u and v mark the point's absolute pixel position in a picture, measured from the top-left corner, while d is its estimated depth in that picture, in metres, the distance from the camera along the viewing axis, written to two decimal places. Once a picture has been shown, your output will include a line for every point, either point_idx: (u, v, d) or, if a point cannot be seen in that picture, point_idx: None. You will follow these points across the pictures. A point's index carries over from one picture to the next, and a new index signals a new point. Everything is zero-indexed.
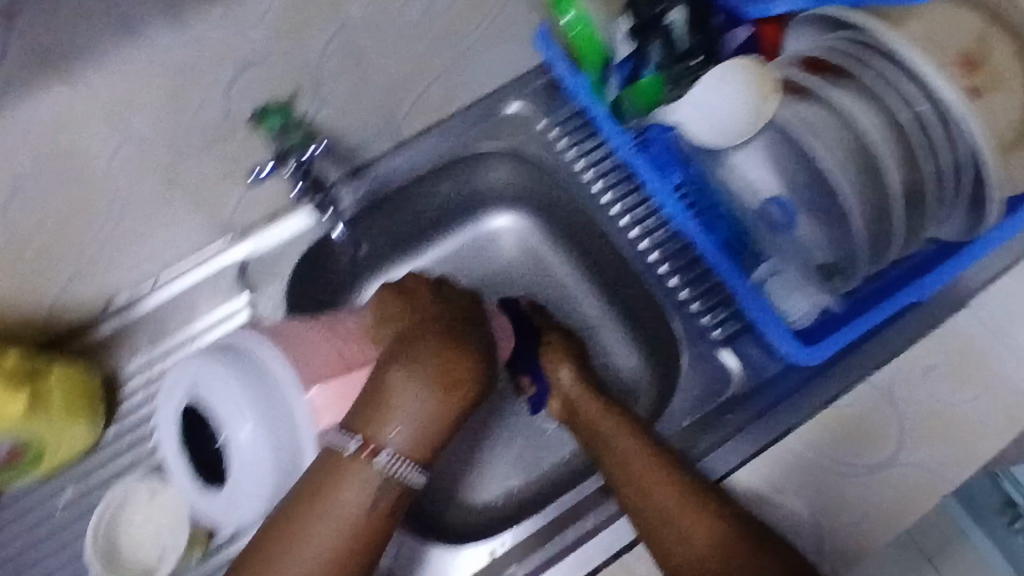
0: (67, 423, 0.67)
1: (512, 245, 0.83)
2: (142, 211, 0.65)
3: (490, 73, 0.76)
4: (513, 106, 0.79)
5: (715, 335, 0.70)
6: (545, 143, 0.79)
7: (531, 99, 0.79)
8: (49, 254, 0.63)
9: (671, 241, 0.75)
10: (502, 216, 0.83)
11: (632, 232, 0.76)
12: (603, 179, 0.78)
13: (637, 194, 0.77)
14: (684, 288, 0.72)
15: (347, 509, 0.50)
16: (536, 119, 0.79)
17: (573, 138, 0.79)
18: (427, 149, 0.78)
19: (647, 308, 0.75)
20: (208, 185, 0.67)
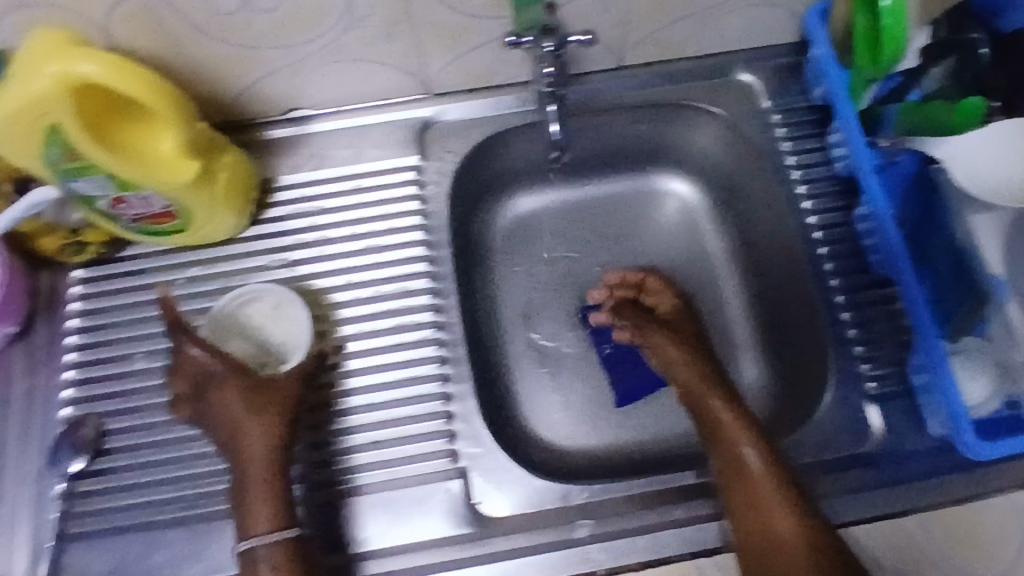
0: (222, 208, 0.68)
1: (675, 210, 0.86)
2: (582, 7, 0.67)
3: (740, 35, 0.75)
4: (744, 76, 0.78)
5: (867, 387, 0.67)
6: (761, 124, 0.77)
7: (763, 77, 0.78)
8: (488, 12, 0.66)
9: (858, 276, 0.71)
10: (677, 180, 0.86)
11: (832, 282, 0.71)
12: (813, 199, 0.74)
13: (840, 216, 0.73)
14: (859, 343, 0.69)
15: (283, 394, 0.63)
16: (763, 98, 0.77)
17: (791, 131, 0.76)
18: (643, 84, 0.78)
19: (810, 344, 0.72)
20: (643, 9, 0.69)
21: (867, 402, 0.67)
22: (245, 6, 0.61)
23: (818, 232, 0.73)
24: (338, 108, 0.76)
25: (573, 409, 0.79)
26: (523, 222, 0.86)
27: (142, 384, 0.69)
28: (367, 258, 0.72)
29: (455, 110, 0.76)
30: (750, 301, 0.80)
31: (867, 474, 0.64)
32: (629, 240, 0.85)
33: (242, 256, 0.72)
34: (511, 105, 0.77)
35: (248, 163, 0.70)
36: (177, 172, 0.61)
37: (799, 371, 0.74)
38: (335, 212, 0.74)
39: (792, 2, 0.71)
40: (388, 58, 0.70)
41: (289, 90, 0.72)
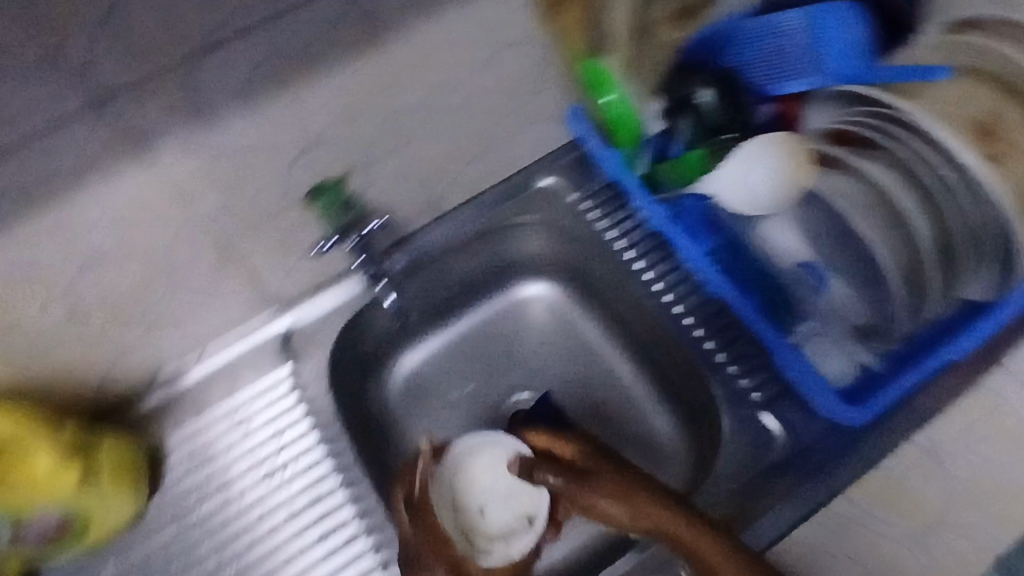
0: (118, 496, 0.69)
1: (542, 310, 0.93)
2: (381, 187, 0.76)
3: (526, 154, 0.86)
4: (547, 181, 0.88)
5: (754, 399, 0.73)
6: (575, 215, 0.87)
7: (562, 176, 0.88)
8: (301, 223, 0.73)
9: (705, 307, 0.79)
10: (533, 285, 0.94)
11: (686, 320, 0.79)
12: (644, 257, 0.84)
13: (668, 264, 0.83)
14: (732, 363, 0.75)
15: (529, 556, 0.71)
16: (569, 192, 0.88)
17: (602, 210, 0.87)
18: (465, 221, 0.86)
19: (694, 381, 0.79)
20: (433, 169, 0.79)
21: (761, 413, 0.73)
22: (80, 305, 0.66)
23: (659, 284, 0.82)
24: (204, 351, 0.79)
25: None
26: (416, 378, 0.90)
27: None
28: (276, 481, 0.76)
29: (310, 313, 0.81)
30: (636, 363, 0.87)
31: (786, 479, 0.68)
32: (515, 352, 0.92)
33: (158, 529, 0.75)
34: (357, 291, 0.83)
35: (132, 442, 0.72)
36: (64, 484, 0.64)
37: (699, 408, 0.80)
38: (232, 449, 0.78)
39: (553, 114, 0.82)
40: (230, 294, 0.75)
41: (151, 357, 0.76)
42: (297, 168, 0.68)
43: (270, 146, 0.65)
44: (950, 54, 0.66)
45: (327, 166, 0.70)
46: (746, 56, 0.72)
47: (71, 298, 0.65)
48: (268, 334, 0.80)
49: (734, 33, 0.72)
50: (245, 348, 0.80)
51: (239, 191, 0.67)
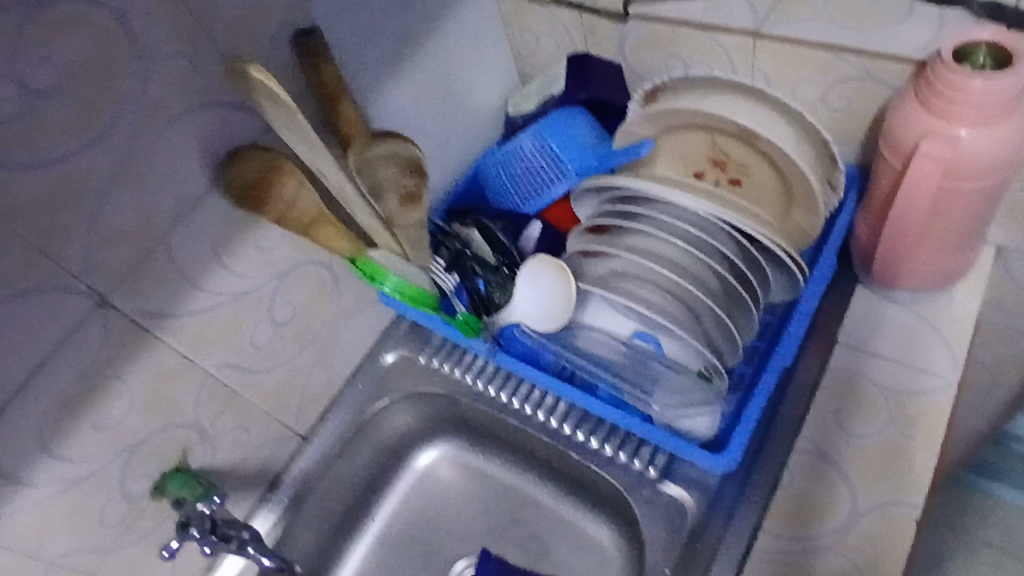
0: None
1: (445, 471, 0.93)
2: (228, 442, 0.78)
3: (359, 344, 0.90)
4: (390, 356, 0.91)
5: (652, 474, 0.75)
6: (431, 374, 0.90)
7: (402, 347, 0.92)
8: (165, 515, 0.74)
9: (575, 410, 0.82)
10: (429, 451, 0.94)
11: (565, 428, 0.81)
12: (505, 389, 0.86)
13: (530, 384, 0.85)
14: (619, 451, 0.77)
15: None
16: (416, 357, 0.91)
17: (451, 361, 0.90)
18: (331, 428, 0.88)
19: (597, 479, 0.80)
20: (273, 401, 0.81)
21: (663, 485, 0.74)
22: None
23: (528, 406, 0.84)
24: None
25: None
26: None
27: None
28: None
29: None
30: (548, 481, 0.89)
31: (710, 535, 0.70)
32: (438, 524, 0.91)
33: None
34: None
35: None
36: None
37: (613, 500, 0.81)
38: None
39: (364, 302, 0.87)
40: None
41: None
42: (133, 469, 0.69)
43: (95, 466, 0.66)
44: (655, 122, 0.77)
45: (164, 453, 0.71)
46: (509, 186, 0.86)
47: None
48: None
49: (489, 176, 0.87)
50: None
51: (83, 521, 0.66)
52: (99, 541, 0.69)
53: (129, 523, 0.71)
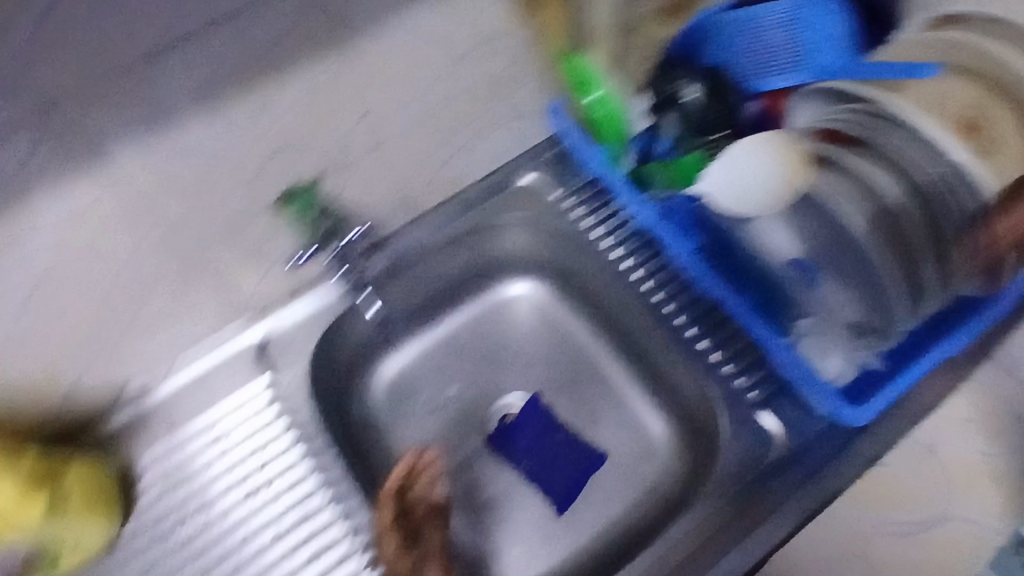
0: (92, 525, 0.64)
1: (525, 310, 0.90)
2: (354, 187, 0.73)
3: (504, 150, 0.83)
4: (527, 177, 0.84)
5: (752, 398, 0.72)
6: (557, 213, 0.83)
7: (541, 173, 0.85)
8: (274, 229, 0.70)
9: (697, 307, 0.77)
10: (517, 285, 0.90)
11: (679, 321, 0.77)
12: (630, 258, 0.81)
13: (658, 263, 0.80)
14: (727, 363, 0.74)
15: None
16: (549, 188, 0.84)
17: (588, 208, 0.83)
18: (444, 221, 0.83)
19: (687, 382, 0.77)
20: (408, 166, 0.76)
21: (760, 413, 0.71)
22: (29, 330, 0.61)
23: (648, 283, 0.79)
24: (166, 373, 0.74)
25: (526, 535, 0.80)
26: (399, 384, 0.87)
27: None
28: (263, 496, 0.71)
29: (283, 320, 0.77)
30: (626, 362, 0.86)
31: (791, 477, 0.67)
32: (500, 354, 0.89)
33: (131, 557, 0.69)
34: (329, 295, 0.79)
35: (101, 464, 0.67)
36: (27, 513, 0.59)
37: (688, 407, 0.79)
38: (208, 470, 0.73)
39: (532, 109, 0.80)
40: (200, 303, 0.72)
41: (110, 378, 0.70)
42: (267, 169, 0.64)
43: (239, 148, 0.61)
44: None
45: (300, 168, 0.67)
46: (734, 50, 0.69)
47: (21, 324, 0.60)
48: (231, 346, 0.76)
49: (712, 30, 0.69)
50: (194, 365, 0.74)
51: (205, 197, 0.63)
52: (210, 224, 0.65)
53: (241, 220, 0.67)
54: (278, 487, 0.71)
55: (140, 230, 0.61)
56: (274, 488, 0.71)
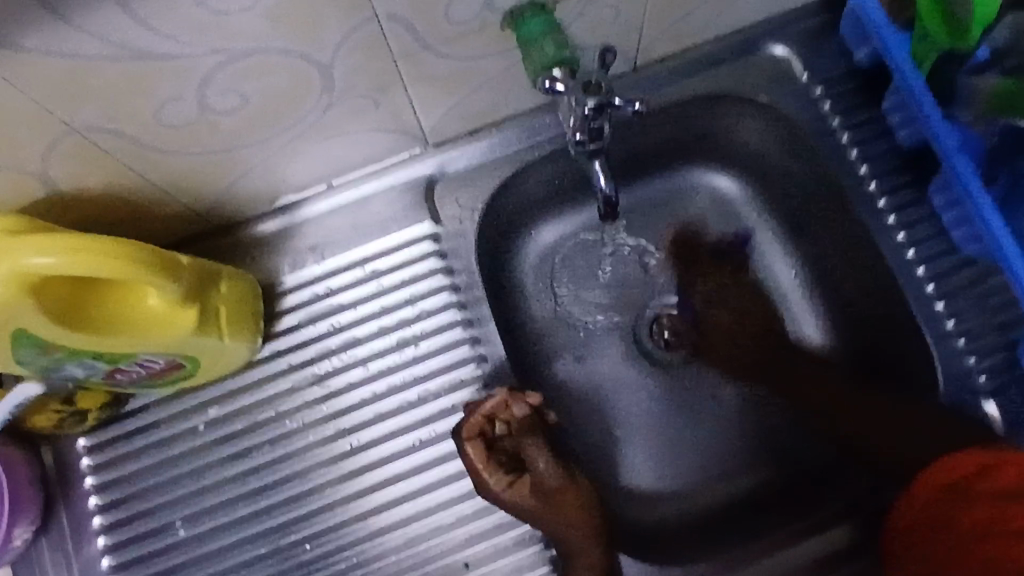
0: (232, 343, 0.57)
1: (710, 205, 0.76)
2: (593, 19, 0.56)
3: (769, 6, 0.64)
4: (776, 49, 0.67)
5: (979, 382, 0.61)
6: (806, 100, 0.67)
7: (798, 46, 0.67)
8: (489, 51, 0.55)
9: (945, 259, 0.63)
10: (715, 173, 0.75)
11: (919, 271, 0.63)
12: (879, 180, 0.65)
13: (912, 193, 0.65)
14: (961, 337, 0.62)
15: (575, 504, 0.58)
16: (801, 72, 0.67)
17: (840, 104, 0.67)
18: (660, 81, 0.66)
19: (896, 341, 0.66)
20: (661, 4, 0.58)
21: (983, 399, 0.61)
22: (202, 114, 0.50)
23: (893, 216, 0.65)
24: (329, 184, 0.64)
25: (658, 450, 0.71)
26: (550, 258, 0.76)
27: (174, 542, 0.61)
28: (404, 354, 0.63)
29: (464, 158, 0.66)
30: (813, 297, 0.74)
31: None
32: (667, 250, 0.76)
33: (254, 385, 0.63)
34: (515, 141, 0.66)
35: (247, 278, 0.60)
36: (177, 326, 0.52)
37: (882, 366, 0.68)
38: (355, 309, 0.64)
39: None
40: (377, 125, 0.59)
41: (270, 184, 0.61)
42: None
43: None
44: None
45: None
46: None
47: (196, 106, 0.49)
48: (399, 173, 0.65)
49: None
50: (359, 188, 0.65)
51: None
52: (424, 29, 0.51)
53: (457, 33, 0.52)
54: (424, 350, 0.63)
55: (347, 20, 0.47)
56: (418, 350, 0.63)
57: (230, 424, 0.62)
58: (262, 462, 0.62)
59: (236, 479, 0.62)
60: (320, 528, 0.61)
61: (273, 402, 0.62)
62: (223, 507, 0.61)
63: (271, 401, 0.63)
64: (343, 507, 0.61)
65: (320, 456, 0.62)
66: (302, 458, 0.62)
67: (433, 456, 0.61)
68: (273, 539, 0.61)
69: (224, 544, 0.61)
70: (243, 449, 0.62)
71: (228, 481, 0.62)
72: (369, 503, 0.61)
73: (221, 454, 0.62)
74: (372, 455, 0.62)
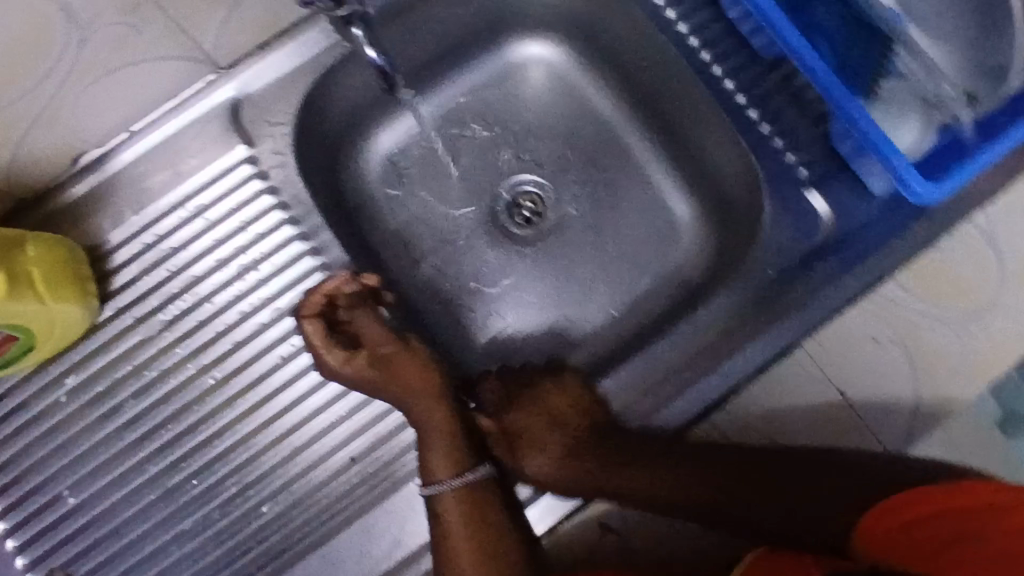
0: (62, 305, 0.57)
1: (541, 76, 0.77)
2: None
3: None
4: None
5: (801, 175, 0.63)
6: None
7: None
8: None
9: (750, 68, 0.64)
10: (531, 42, 0.77)
11: (728, 85, 0.65)
12: (677, 7, 0.66)
13: (708, 12, 0.66)
14: (778, 138, 0.63)
15: (415, 374, 0.59)
16: None
17: None
18: None
19: (723, 161, 0.68)
20: None
21: (804, 189, 0.63)
22: None
23: (694, 37, 0.66)
24: (131, 132, 0.63)
25: (528, 319, 0.74)
26: (396, 159, 0.77)
27: (66, 510, 0.61)
28: (250, 281, 0.63)
29: (264, 75, 0.64)
30: (653, 138, 0.75)
31: (832, 263, 0.61)
32: (509, 124, 0.78)
33: (106, 344, 0.62)
34: (316, 46, 0.65)
35: (63, 241, 0.59)
36: None
37: (722, 186, 0.70)
38: (190, 248, 0.64)
39: None
40: (150, 54, 0.57)
41: (64, 141, 0.60)
42: None
43: None
44: None
45: None
46: None
47: None
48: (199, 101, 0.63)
49: None
50: (160, 128, 0.63)
51: None
52: None
53: None
54: (269, 272, 0.63)
55: None
56: (262, 272, 0.63)
57: (93, 386, 0.62)
58: (133, 415, 0.62)
59: (113, 436, 0.62)
60: (205, 462, 0.61)
61: (131, 356, 0.62)
62: (106, 466, 0.61)
63: (128, 356, 0.62)
64: (222, 438, 0.62)
65: (188, 395, 0.62)
66: (172, 402, 0.62)
67: (301, 369, 0.62)
68: (162, 483, 0.61)
69: (116, 500, 0.61)
70: (112, 406, 0.62)
71: (105, 441, 0.62)
72: (247, 428, 0.62)
73: (91, 417, 0.62)
74: (240, 382, 0.62)
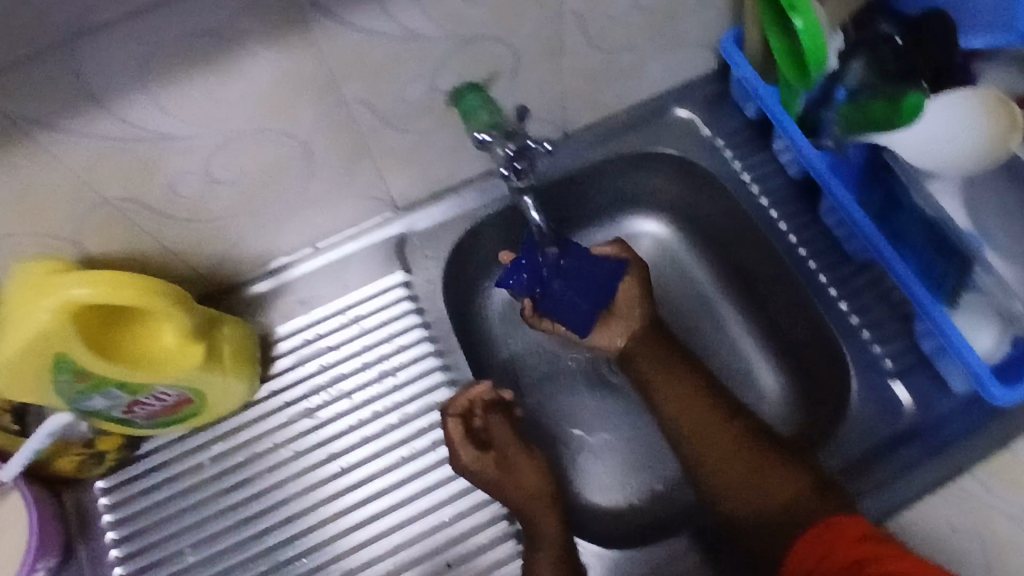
0: (233, 380, 0.67)
1: (651, 248, 0.89)
2: (521, 95, 0.70)
3: (663, 79, 0.79)
4: (681, 112, 0.82)
5: (886, 366, 0.70)
6: (708, 150, 0.81)
7: (698, 109, 0.82)
8: (439, 125, 0.68)
9: (842, 266, 0.74)
10: (646, 220, 0.89)
11: (822, 278, 0.74)
12: (778, 207, 0.78)
13: (806, 216, 0.77)
14: (866, 329, 0.71)
15: (533, 480, 0.67)
16: (702, 127, 0.81)
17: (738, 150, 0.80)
18: (591, 145, 0.81)
19: (811, 342, 0.76)
20: (574, 77, 0.71)
21: (889, 378, 0.70)
22: (209, 184, 0.61)
23: (793, 236, 0.76)
24: (314, 248, 0.76)
25: (616, 463, 0.80)
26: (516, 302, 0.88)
27: (182, 567, 0.67)
28: (386, 384, 0.72)
29: (429, 217, 0.78)
30: (746, 315, 0.84)
31: (911, 449, 0.67)
32: None
33: (253, 420, 0.72)
34: (475, 201, 0.79)
35: (245, 326, 0.70)
36: (186, 360, 0.61)
37: (808, 365, 0.78)
38: (341, 349, 0.74)
39: (705, 37, 0.75)
40: (352, 191, 0.71)
41: (264, 247, 0.73)
42: (451, 60, 0.61)
43: (432, 34, 0.58)
44: None
45: (479, 63, 0.63)
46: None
47: (204, 177, 0.60)
48: (373, 233, 0.77)
49: None
50: (337, 250, 0.77)
51: (384, 80, 0.60)
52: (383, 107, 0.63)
53: (413, 108, 0.65)
54: (403, 379, 0.73)
55: (324, 105, 0.59)
56: (397, 379, 0.73)
57: (234, 456, 0.70)
58: (262, 487, 0.69)
59: (240, 504, 0.69)
60: (316, 543, 0.67)
61: (272, 434, 0.71)
62: (227, 531, 0.68)
63: (270, 434, 0.71)
64: (335, 522, 0.68)
65: (314, 477, 0.69)
66: (298, 482, 0.69)
67: (416, 470, 0.69)
68: (274, 556, 0.67)
69: (229, 566, 0.67)
70: (246, 476, 0.70)
71: (232, 508, 0.69)
72: (359, 517, 0.68)
73: (225, 484, 0.70)
74: (361, 473, 0.69)
